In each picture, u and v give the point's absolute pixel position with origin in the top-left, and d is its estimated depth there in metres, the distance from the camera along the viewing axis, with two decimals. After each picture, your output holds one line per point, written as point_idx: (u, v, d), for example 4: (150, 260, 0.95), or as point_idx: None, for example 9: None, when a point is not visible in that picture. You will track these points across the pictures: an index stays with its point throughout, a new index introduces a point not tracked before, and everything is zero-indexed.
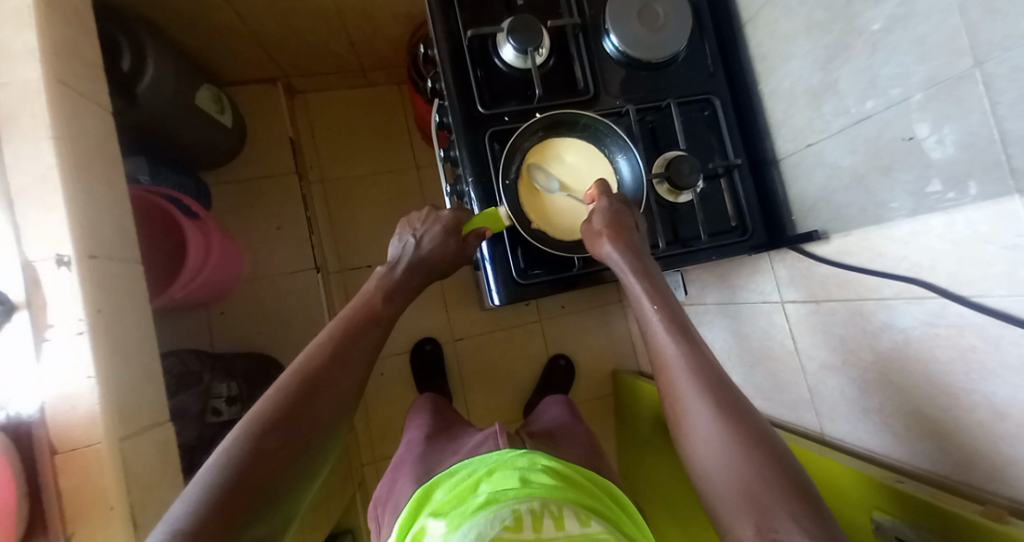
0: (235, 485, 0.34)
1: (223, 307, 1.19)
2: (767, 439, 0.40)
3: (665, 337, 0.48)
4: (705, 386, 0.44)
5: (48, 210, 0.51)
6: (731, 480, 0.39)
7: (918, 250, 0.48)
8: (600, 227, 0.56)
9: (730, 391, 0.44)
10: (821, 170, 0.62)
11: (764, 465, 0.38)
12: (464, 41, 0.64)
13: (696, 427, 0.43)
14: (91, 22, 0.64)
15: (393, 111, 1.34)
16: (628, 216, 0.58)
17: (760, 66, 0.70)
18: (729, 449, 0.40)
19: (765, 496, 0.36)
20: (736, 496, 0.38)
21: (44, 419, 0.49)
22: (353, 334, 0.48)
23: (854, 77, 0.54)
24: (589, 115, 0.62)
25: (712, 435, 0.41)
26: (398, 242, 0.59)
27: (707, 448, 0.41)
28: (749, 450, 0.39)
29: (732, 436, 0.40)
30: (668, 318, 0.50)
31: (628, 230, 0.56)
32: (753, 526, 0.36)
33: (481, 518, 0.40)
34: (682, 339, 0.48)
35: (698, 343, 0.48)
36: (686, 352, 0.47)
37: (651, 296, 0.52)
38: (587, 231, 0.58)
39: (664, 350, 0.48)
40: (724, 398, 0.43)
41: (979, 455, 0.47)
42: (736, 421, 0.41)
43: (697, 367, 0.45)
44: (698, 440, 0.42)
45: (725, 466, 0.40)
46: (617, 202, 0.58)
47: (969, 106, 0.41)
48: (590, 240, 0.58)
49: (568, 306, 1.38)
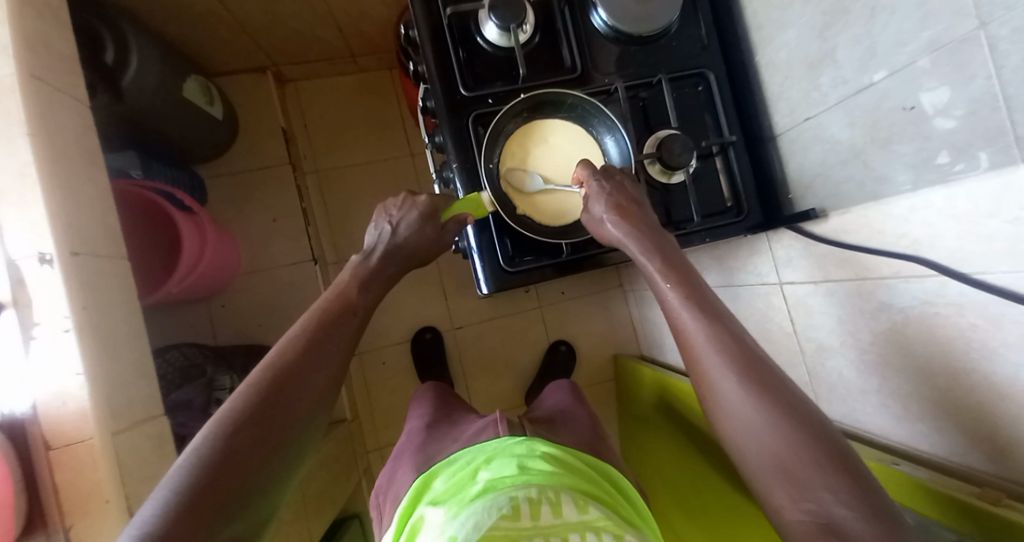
0: (206, 485, 0.34)
1: (223, 300, 1.20)
2: (801, 411, 0.38)
3: (683, 314, 0.46)
4: (729, 360, 0.41)
5: (27, 208, 0.50)
6: (765, 454, 0.37)
7: (918, 225, 0.46)
8: (601, 214, 0.55)
9: (759, 364, 0.41)
10: (819, 145, 0.59)
11: (799, 437, 0.36)
12: (443, 21, 0.62)
13: (725, 404, 0.40)
14: (64, 14, 0.62)
15: (385, 98, 1.32)
16: (628, 195, 0.56)
17: (755, 36, 0.67)
18: (761, 424, 0.38)
19: (800, 469, 0.35)
20: (770, 471, 0.36)
21: (37, 415, 0.50)
22: (327, 326, 0.47)
23: (852, 44, 0.51)
24: (575, 94, 0.60)
25: (743, 411, 0.39)
26: (374, 230, 0.57)
27: (739, 424, 0.39)
28: (781, 422, 0.37)
29: (763, 410, 0.38)
30: (683, 293, 0.47)
31: (634, 209, 0.54)
32: (788, 496, 0.35)
33: (478, 507, 0.39)
34: (700, 313, 0.45)
35: (720, 315, 0.45)
36: (706, 326, 0.44)
37: (663, 273, 0.49)
38: (591, 221, 0.57)
39: (683, 327, 0.45)
40: (752, 371, 0.40)
41: (979, 434, 0.46)
42: (766, 393, 0.39)
43: (720, 342, 0.43)
44: (729, 417, 0.40)
45: (759, 441, 0.38)
46: (608, 183, 0.56)
47: (972, 72, 0.38)
48: (597, 230, 0.57)
49: (569, 292, 1.37)
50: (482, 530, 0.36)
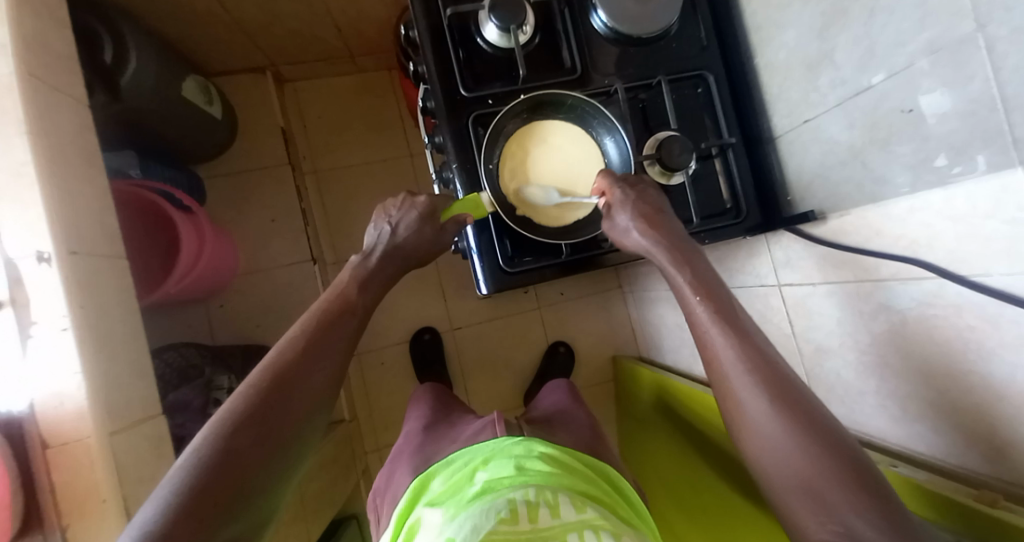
0: (205, 484, 0.33)
1: (222, 300, 1.20)
2: (829, 431, 0.38)
3: (712, 330, 0.45)
4: (760, 380, 0.41)
5: (26, 207, 0.50)
6: (791, 473, 0.37)
7: (916, 227, 0.46)
8: (627, 223, 0.54)
9: (789, 383, 0.41)
10: (817, 146, 0.59)
11: (825, 458, 0.36)
12: (443, 21, 0.62)
13: (754, 422, 0.40)
14: (63, 13, 0.62)
15: (384, 98, 1.32)
16: (653, 203, 0.56)
17: (754, 37, 0.67)
18: (787, 442, 0.38)
19: (821, 486, 0.35)
20: (796, 489, 0.36)
21: (34, 415, 0.50)
22: (327, 325, 0.47)
23: (852, 46, 0.51)
24: (574, 95, 0.60)
25: (774, 431, 0.39)
26: (373, 230, 0.57)
27: (767, 443, 0.39)
28: (810, 444, 0.37)
29: (793, 431, 0.38)
30: (713, 309, 0.47)
31: (661, 219, 0.54)
32: (813, 515, 0.35)
33: (476, 510, 0.39)
34: (729, 330, 0.45)
35: (749, 334, 0.45)
36: (737, 345, 0.43)
37: (693, 287, 0.49)
38: (613, 229, 0.57)
39: (712, 344, 0.45)
40: (781, 390, 0.40)
41: (977, 436, 0.46)
42: (796, 414, 0.39)
43: (750, 360, 0.42)
44: (756, 435, 0.40)
45: (784, 459, 0.38)
46: (632, 192, 0.56)
47: (971, 73, 0.38)
48: (619, 238, 0.56)
49: (568, 293, 1.37)
50: (480, 532, 0.36)
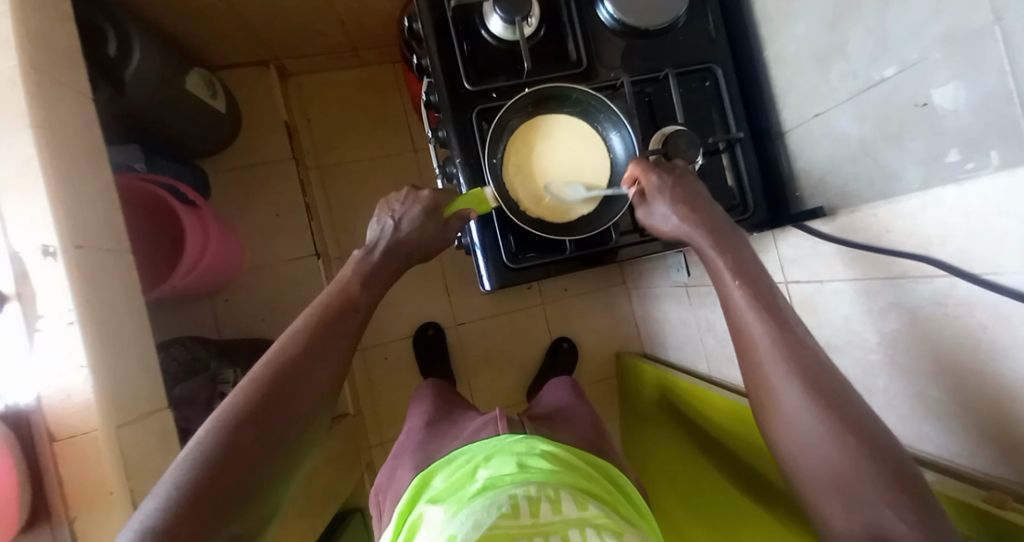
0: (209, 481, 0.34)
1: (227, 295, 1.21)
2: (866, 426, 0.36)
3: (751, 315, 0.44)
4: (795, 369, 0.39)
5: (30, 201, 0.50)
6: (825, 467, 0.36)
7: (928, 224, 0.45)
8: (665, 210, 0.53)
9: (826, 373, 0.39)
10: (827, 141, 0.58)
11: (864, 453, 0.35)
12: (448, 14, 0.61)
13: (789, 412, 0.39)
14: (67, 8, 0.62)
15: (388, 91, 1.32)
16: (690, 188, 0.55)
17: (764, 29, 0.66)
18: (821, 435, 0.37)
19: (858, 483, 0.34)
20: (829, 484, 0.36)
21: (41, 408, 0.50)
22: (328, 321, 0.47)
23: (864, 38, 0.50)
24: (580, 89, 0.59)
25: (814, 424, 0.37)
26: (377, 225, 0.57)
27: (802, 436, 0.38)
28: (845, 436, 0.36)
29: (828, 422, 0.37)
30: (751, 294, 0.45)
31: (700, 203, 0.53)
32: (844, 508, 0.35)
33: (478, 506, 0.39)
34: (768, 315, 0.43)
35: (788, 321, 0.43)
36: (776, 331, 0.42)
37: (731, 269, 0.47)
38: (650, 217, 0.56)
39: (749, 329, 0.44)
40: (814, 378, 0.39)
41: (986, 437, 0.46)
42: (833, 407, 0.37)
43: (782, 350, 0.41)
44: (791, 427, 0.39)
45: (819, 453, 0.36)
46: (669, 177, 0.54)
47: (987, 66, 0.37)
48: (655, 225, 0.56)
49: (572, 289, 1.37)
50: (482, 529, 0.36)
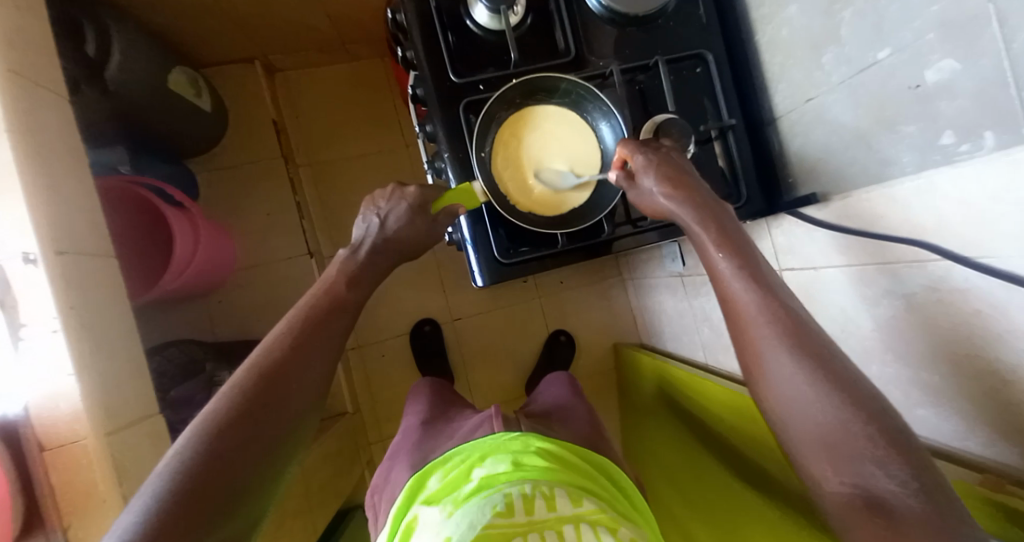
0: (191, 487, 0.33)
1: (219, 296, 1.19)
2: (853, 384, 0.34)
3: (735, 282, 0.42)
4: (780, 329, 0.38)
5: (8, 208, 0.49)
6: (811, 425, 0.34)
7: (922, 210, 0.44)
8: (652, 187, 0.51)
9: (810, 334, 0.38)
10: (821, 127, 0.58)
11: (849, 409, 0.33)
12: (432, 4, 0.60)
13: (775, 373, 0.37)
14: (42, 8, 0.60)
15: (377, 87, 1.30)
16: (676, 165, 0.52)
17: (756, 14, 0.65)
18: (807, 393, 0.35)
19: (845, 441, 0.32)
20: (815, 442, 0.34)
21: (29, 417, 0.49)
22: (314, 323, 0.46)
23: (857, 20, 0.49)
24: (569, 79, 0.58)
25: (800, 383, 0.35)
26: (362, 223, 0.56)
27: (788, 395, 0.36)
28: (831, 392, 0.34)
29: (813, 379, 0.35)
30: (736, 262, 0.43)
31: (685, 179, 0.50)
32: (831, 467, 0.33)
33: (473, 506, 0.38)
34: (753, 280, 0.42)
35: (775, 287, 0.42)
36: (761, 295, 0.40)
37: (715, 240, 0.45)
38: (639, 196, 0.54)
39: (734, 296, 0.42)
40: (798, 335, 0.37)
41: (982, 421, 0.45)
42: (819, 363, 0.36)
43: (768, 313, 0.39)
44: (777, 388, 0.37)
45: (805, 412, 0.35)
46: (654, 156, 0.52)
47: (982, 46, 0.36)
48: (645, 204, 0.53)
49: (568, 282, 1.36)
50: (477, 528, 0.36)
